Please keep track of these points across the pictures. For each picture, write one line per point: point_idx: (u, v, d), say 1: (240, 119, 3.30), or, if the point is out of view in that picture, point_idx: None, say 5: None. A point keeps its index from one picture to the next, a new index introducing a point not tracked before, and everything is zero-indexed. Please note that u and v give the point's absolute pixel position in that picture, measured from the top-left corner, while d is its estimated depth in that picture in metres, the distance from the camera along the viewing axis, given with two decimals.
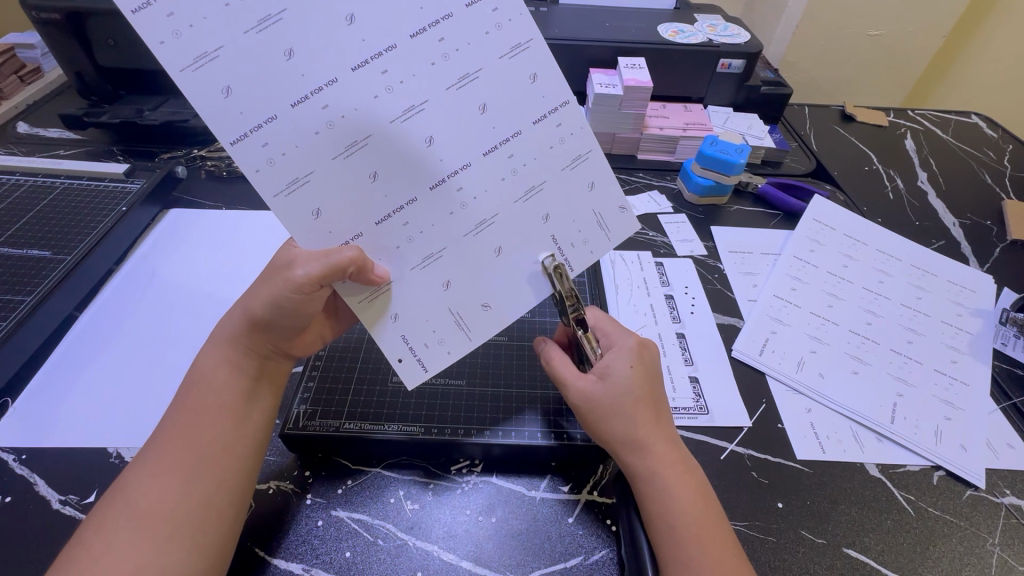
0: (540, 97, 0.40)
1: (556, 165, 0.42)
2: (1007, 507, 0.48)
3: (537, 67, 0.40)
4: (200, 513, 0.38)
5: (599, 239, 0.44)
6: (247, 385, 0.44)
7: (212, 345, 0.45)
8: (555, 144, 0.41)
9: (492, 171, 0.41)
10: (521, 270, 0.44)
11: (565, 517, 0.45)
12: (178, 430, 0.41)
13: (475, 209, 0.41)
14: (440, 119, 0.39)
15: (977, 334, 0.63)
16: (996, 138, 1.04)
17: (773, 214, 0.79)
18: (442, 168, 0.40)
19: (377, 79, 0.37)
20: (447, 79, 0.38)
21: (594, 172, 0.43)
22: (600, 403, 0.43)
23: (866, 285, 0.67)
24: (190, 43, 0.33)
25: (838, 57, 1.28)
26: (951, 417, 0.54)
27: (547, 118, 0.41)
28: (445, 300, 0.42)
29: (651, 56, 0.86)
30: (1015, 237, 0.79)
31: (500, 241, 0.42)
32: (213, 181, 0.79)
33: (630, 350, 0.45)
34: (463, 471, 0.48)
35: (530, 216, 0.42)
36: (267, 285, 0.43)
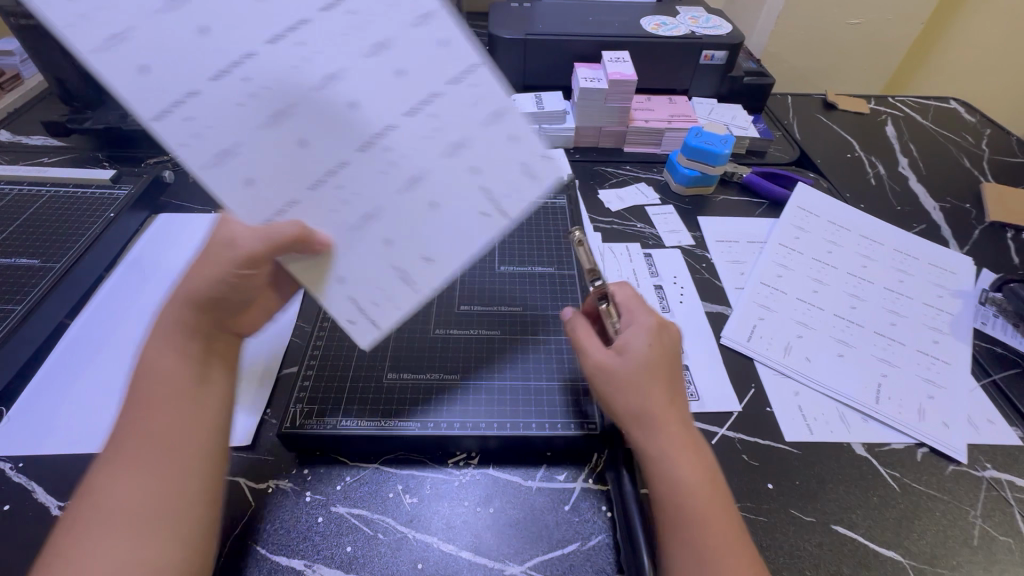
0: (450, 53, 0.37)
1: (478, 120, 0.39)
2: (988, 479, 0.50)
3: (444, 33, 0.37)
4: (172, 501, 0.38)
5: (534, 189, 0.41)
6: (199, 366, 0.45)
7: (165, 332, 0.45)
8: (473, 99, 0.38)
9: (416, 132, 0.39)
10: (462, 231, 0.41)
11: (561, 505, 0.46)
12: (139, 426, 0.40)
13: (403, 167, 0.39)
14: (357, 80, 0.37)
15: (957, 314, 0.65)
16: (975, 123, 1.06)
17: (758, 202, 0.80)
18: (367, 129, 0.38)
19: (290, 48, 0.36)
20: (357, 43, 0.36)
21: (518, 123, 0.39)
22: (617, 375, 0.45)
23: (849, 270, 0.69)
24: (101, 25, 0.32)
25: (819, 47, 1.30)
26: (934, 395, 0.56)
27: (461, 75, 0.38)
28: (387, 258, 0.41)
29: (635, 50, 0.87)
30: (994, 218, 0.81)
31: (432, 196, 0.40)
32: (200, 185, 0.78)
33: (647, 327, 0.48)
34: (461, 464, 0.49)
35: (461, 172, 0.40)
36: (209, 264, 0.44)
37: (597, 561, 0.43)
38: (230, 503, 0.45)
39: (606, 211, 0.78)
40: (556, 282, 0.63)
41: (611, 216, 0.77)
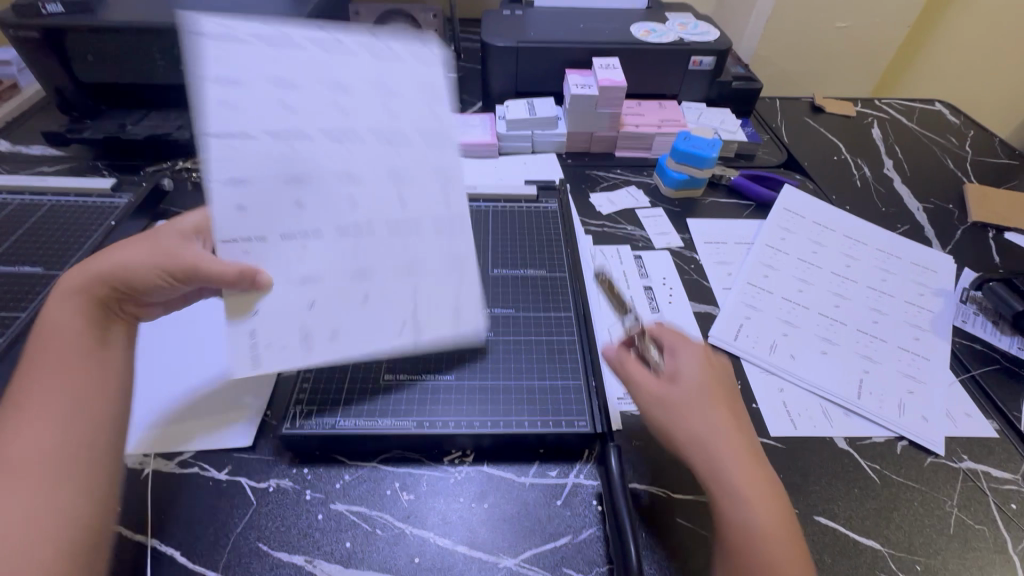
0: (442, 185, 0.47)
1: (441, 248, 0.46)
2: (965, 471, 0.52)
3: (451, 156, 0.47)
4: (54, 482, 0.36)
5: (465, 315, 0.46)
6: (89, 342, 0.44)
7: (57, 312, 0.44)
8: (441, 231, 0.46)
9: (384, 234, 0.45)
10: (375, 335, 0.43)
11: (553, 500, 0.48)
12: (41, 383, 0.40)
13: (358, 260, 0.44)
14: (365, 175, 0.44)
15: (938, 312, 0.67)
16: (959, 124, 1.09)
17: (746, 204, 0.82)
18: (348, 217, 0.44)
19: (327, 137, 0.43)
20: (378, 150, 0.45)
21: (468, 258, 0.47)
22: (675, 403, 0.46)
23: (833, 269, 0.71)
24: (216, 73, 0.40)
25: (807, 50, 1.32)
26: (914, 390, 0.58)
27: (444, 207, 0.47)
28: (301, 317, 0.42)
29: (625, 56, 0.89)
30: (976, 218, 0.83)
31: (364, 290, 0.44)
32: (199, 192, 0.80)
33: (697, 352, 0.49)
34: (456, 462, 0.50)
35: (404, 285, 0.45)
36: (142, 252, 0.47)
37: (588, 553, 0.45)
38: (233, 501, 0.47)
39: (597, 214, 0.79)
40: (547, 284, 0.65)
41: (602, 219, 0.79)
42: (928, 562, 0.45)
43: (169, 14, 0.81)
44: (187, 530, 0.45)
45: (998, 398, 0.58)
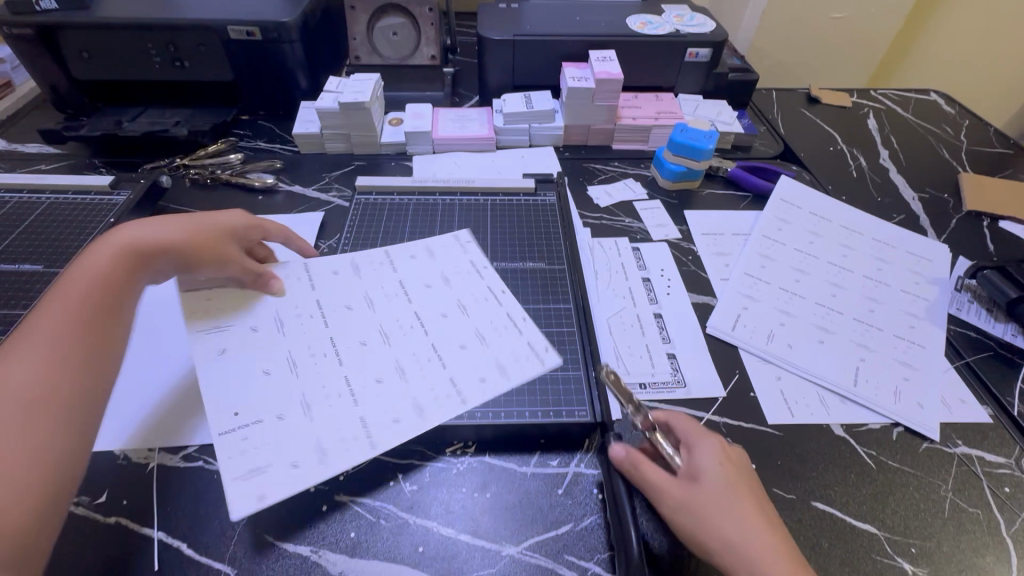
0: (426, 400, 0.50)
1: (351, 405, 0.49)
2: (960, 455, 0.53)
3: (484, 378, 0.52)
4: (53, 421, 0.39)
5: (311, 470, 0.44)
6: (106, 303, 0.46)
7: (91, 265, 0.47)
8: (387, 416, 0.48)
9: (349, 380, 0.51)
10: (233, 394, 0.48)
11: (554, 489, 0.49)
12: (67, 323, 0.43)
13: (302, 376, 0.51)
14: (422, 311, 0.58)
15: (934, 300, 0.67)
16: (954, 114, 1.09)
17: (743, 195, 0.83)
18: (352, 345, 0.54)
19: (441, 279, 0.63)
20: (449, 310, 0.59)
21: (356, 443, 0.46)
22: (699, 507, 0.41)
23: (830, 259, 0.72)
24: (434, 245, 0.67)
25: (803, 41, 1.32)
26: (909, 377, 0.59)
27: (393, 411, 0.49)
28: (247, 325, 0.54)
29: (621, 48, 0.89)
30: (971, 207, 0.83)
31: (275, 371, 0.51)
32: (197, 189, 0.80)
33: (713, 448, 0.44)
34: (458, 453, 0.51)
35: (295, 403, 0.48)
36: (190, 229, 0.54)
37: (589, 540, 0.45)
38: None
39: (595, 207, 0.80)
40: (546, 277, 0.65)
41: (600, 212, 0.79)
42: (923, 545, 0.46)
43: (164, 11, 0.81)
44: (194, 522, 0.45)
45: (992, 384, 0.59)
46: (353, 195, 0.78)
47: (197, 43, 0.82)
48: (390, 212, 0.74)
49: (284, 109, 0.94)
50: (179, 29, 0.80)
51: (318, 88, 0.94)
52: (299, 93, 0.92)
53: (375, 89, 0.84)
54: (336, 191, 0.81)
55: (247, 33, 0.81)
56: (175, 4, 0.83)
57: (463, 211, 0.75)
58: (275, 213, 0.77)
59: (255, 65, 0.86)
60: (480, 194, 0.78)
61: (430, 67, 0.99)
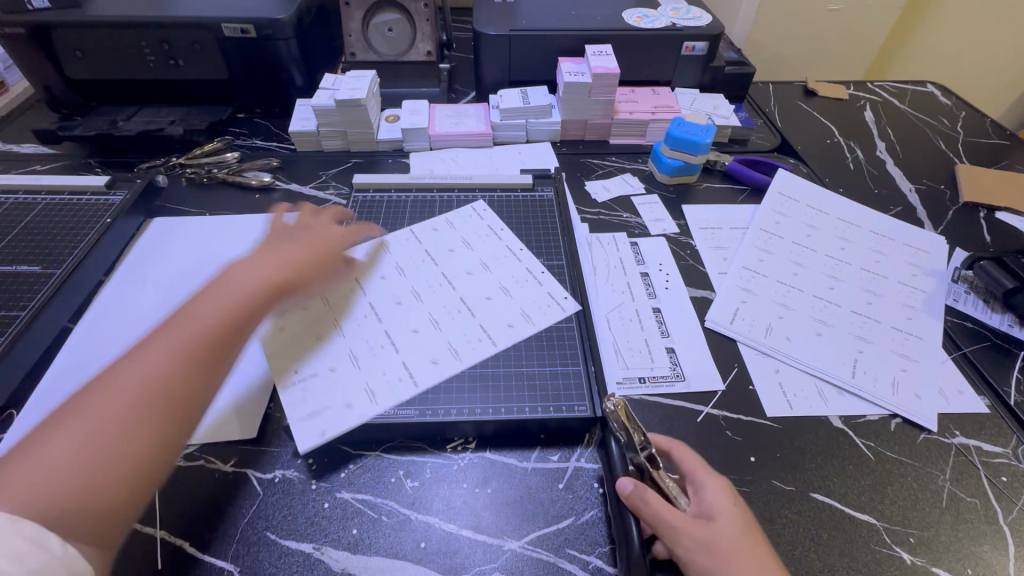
0: (466, 344, 0.56)
1: (396, 355, 0.55)
2: (957, 446, 0.53)
3: (514, 325, 0.58)
4: (122, 443, 0.37)
5: (364, 404, 0.50)
6: (248, 310, 0.47)
7: (244, 273, 0.49)
8: (425, 360, 0.54)
9: (390, 332, 0.57)
10: (291, 356, 0.54)
11: (555, 483, 0.49)
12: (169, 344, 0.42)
13: (348, 331, 0.57)
14: (453, 274, 0.64)
15: (931, 292, 0.68)
16: (950, 105, 1.09)
17: (740, 189, 0.83)
18: (389, 304, 0.60)
19: (461, 247, 0.68)
20: (475, 273, 0.64)
21: (404, 385, 0.52)
22: (718, 548, 0.40)
23: (828, 252, 0.72)
24: (449, 219, 0.72)
25: (800, 33, 1.32)
26: (907, 369, 0.59)
27: (434, 356, 0.55)
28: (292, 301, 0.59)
29: (618, 42, 0.88)
30: (967, 199, 0.84)
31: (326, 331, 0.57)
32: (194, 188, 0.79)
33: (719, 486, 0.44)
34: (459, 449, 0.51)
35: (348, 354, 0.55)
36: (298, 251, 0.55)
37: (590, 534, 0.45)
38: (240, 492, 0.47)
39: (593, 203, 0.80)
40: (545, 271, 0.65)
41: (598, 207, 0.79)
42: (922, 535, 0.46)
43: (158, 9, 0.80)
44: (196, 521, 0.45)
45: (989, 375, 0.59)
46: (350, 193, 0.78)
47: (191, 41, 0.82)
48: (388, 210, 0.74)
49: (280, 107, 0.94)
50: (173, 27, 0.79)
51: (314, 86, 0.94)
52: (295, 90, 0.92)
53: (371, 86, 0.84)
54: (334, 189, 0.81)
55: (243, 30, 0.80)
56: (168, 2, 0.82)
57: (462, 208, 0.75)
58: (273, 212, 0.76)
59: (251, 62, 0.86)
60: (479, 190, 0.78)
61: (426, 63, 0.98)
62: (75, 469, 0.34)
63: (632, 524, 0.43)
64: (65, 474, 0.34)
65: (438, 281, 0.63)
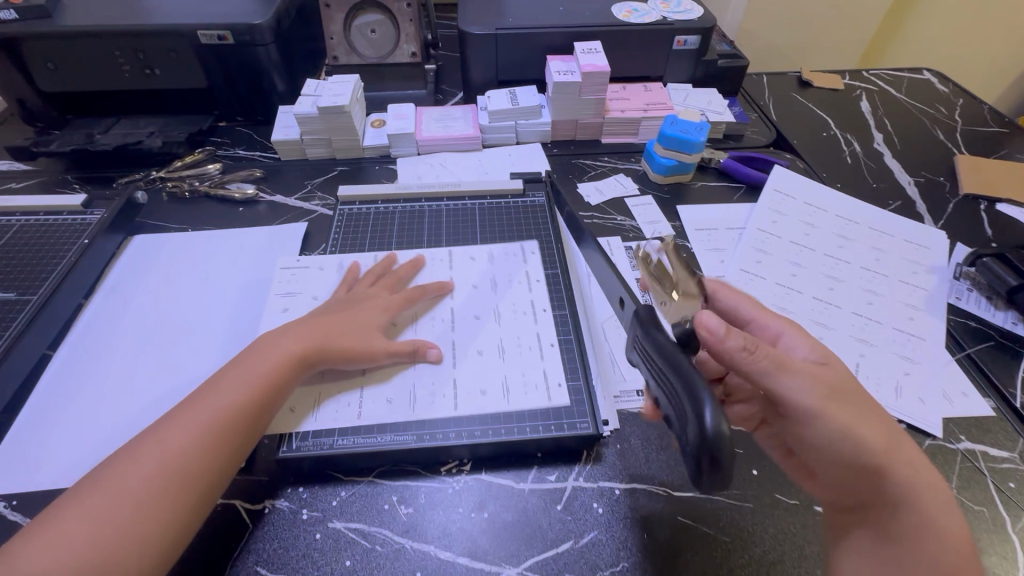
0: (434, 374, 0.54)
1: (359, 382, 0.53)
2: (963, 452, 0.52)
3: (487, 393, 0.52)
4: (131, 528, 0.37)
5: (310, 421, 0.50)
6: (269, 389, 0.46)
7: (277, 344, 0.49)
8: (387, 395, 0.52)
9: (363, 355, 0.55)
10: None
11: (553, 505, 0.47)
12: (184, 424, 0.42)
13: None
14: (467, 306, 0.61)
15: (932, 290, 0.66)
16: (948, 93, 1.07)
17: (736, 187, 0.81)
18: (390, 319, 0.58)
19: (486, 282, 0.63)
20: (487, 319, 0.59)
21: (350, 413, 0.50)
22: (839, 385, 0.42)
23: (827, 252, 0.70)
24: (496, 253, 0.67)
25: (793, 21, 1.30)
26: (910, 372, 0.58)
27: (396, 388, 0.52)
28: (310, 294, 0.62)
29: (607, 38, 0.86)
30: (967, 190, 0.82)
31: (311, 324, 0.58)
32: (176, 203, 0.77)
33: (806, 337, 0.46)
34: (453, 472, 0.50)
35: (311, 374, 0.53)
36: (336, 323, 0.52)
37: (590, 557, 0.44)
38: (227, 526, 0.46)
39: (586, 206, 0.78)
40: (549, 304, 0.61)
41: (591, 210, 0.77)
42: None
43: (132, 17, 0.78)
44: (182, 558, 0.44)
45: (994, 376, 0.58)
46: (336, 203, 0.76)
47: (167, 49, 0.79)
48: (375, 221, 0.72)
49: (263, 114, 0.91)
50: (148, 35, 0.77)
51: (296, 91, 0.91)
52: (277, 96, 0.89)
53: (355, 90, 0.81)
54: (319, 200, 0.78)
55: (219, 37, 0.78)
56: (141, 10, 0.80)
57: (451, 218, 0.73)
58: (258, 226, 0.74)
59: (230, 69, 0.83)
60: (469, 197, 0.76)
61: (411, 64, 0.96)
62: (78, 551, 0.36)
63: (708, 411, 0.31)
64: (66, 556, 0.35)
65: (442, 313, 0.60)
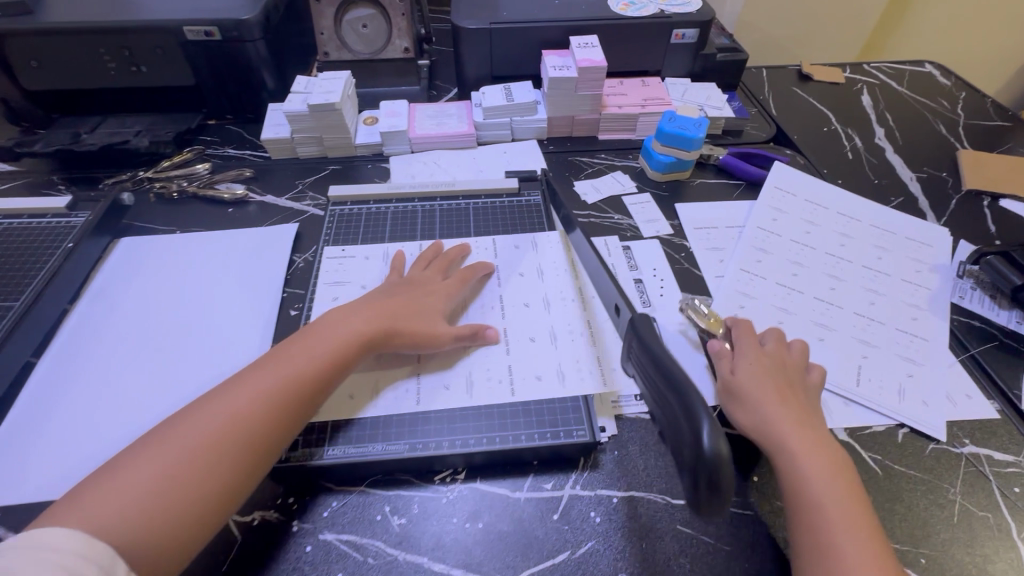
0: (488, 359, 0.55)
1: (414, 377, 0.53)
2: (967, 456, 0.51)
3: (538, 379, 0.53)
4: (195, 479, 0.39)
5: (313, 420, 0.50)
6: (329, 365, 0.48)
7: (342, 324, 0.51)
8: (445, 389, 0.53)
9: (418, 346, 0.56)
10: None
11: (550, 514, 0.46)
12: (250, 389, 0.45)
13: None
14: (517, 291, 0.62)
15: (935, 289, 0.65)
16: (950, 86, 1.05)
17: (736, 184, 0.80)
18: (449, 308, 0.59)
19: (534, 271, 0.64)
20: (535, 307, 0.60)
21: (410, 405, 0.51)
22: (742, 394, 0.50)
23: (828, 250, 0.69)
24: (547, 242, 0.68)
25: (793, 13, 1.28)
26: (913, 374, 0.57)
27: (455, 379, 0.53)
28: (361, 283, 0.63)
29: (604, 32, 0.84)
30: (970, 186, 0.81)
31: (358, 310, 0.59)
32: (163, 204, 0.75)
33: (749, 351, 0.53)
34: (448, 480, 0.49)
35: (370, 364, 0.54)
36: (401, 305, 0.54)
37: (589, 567, 0.43)
38: (215, 539, 0.44)
39: (582, 204, 0.76)
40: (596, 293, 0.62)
41: (588, 209, 0.76)
42: (933, 554, 0.44)
43: (116, 14, 0.76)
44: None
45: (998, 377, 0.57)
46: (327, 204, 0.75)
47: (154, 45, 0.77)
48: (367, 222, 0.71)
49: (253, 112, 0.90)
50: (133, 31, 0.75)
51: (287, 88, 0.89)
52: (266, 94, 0.87)
53: (346, 87, 0.80)
54: (310, 199, 0.77)
55: (206, 33, 0.76)
56: (126, 6, 0.78)
57: (445, 218, 0.71)
58: (248, 227, 0.73)
59: (218, 66, 0.81)
60: (463, 197, 0.74)
61: (404, 60, 0.94)
62: (119, 510, 0.37)
63: (706, 426, 0.31)
64: (109, 513, 0.36)
65: (490, 300, 0.61)
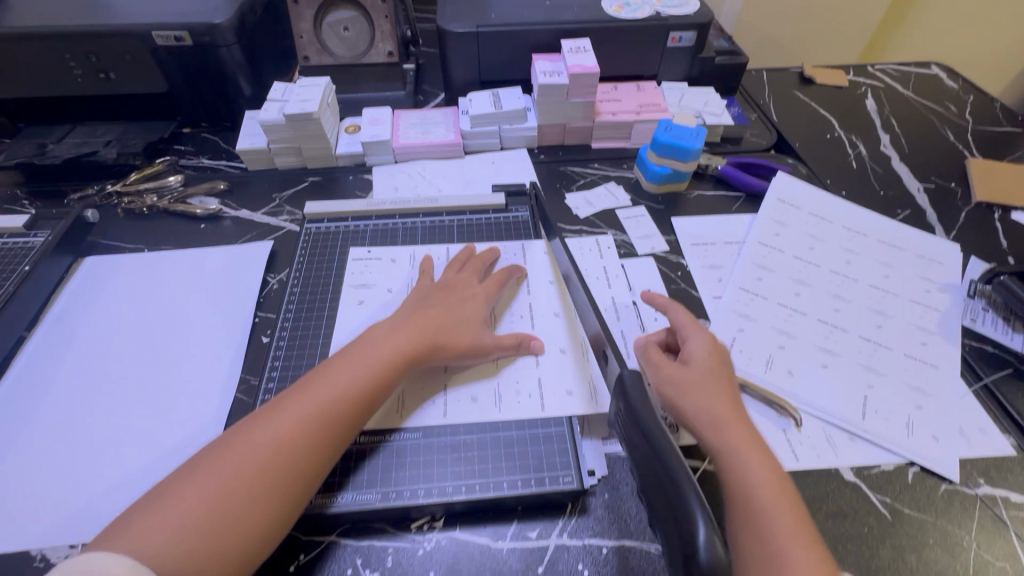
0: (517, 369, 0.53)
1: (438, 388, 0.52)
2: (982, 497, 0.48)
3: (570, 393, 0.51)
4: (241, 508, 0.38)
5: None
6: (376, 383, 0.46)
7: (386, 340, 0.49)
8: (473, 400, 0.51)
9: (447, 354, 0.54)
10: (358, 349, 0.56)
11: (534, 567, 0.43)
12: (295, 410, 0.43)
13: None
14: (546, 299, 0.60)
15: (946, 312, 0.62)
16: (957, 89, 1.02)
17: (735, 196, 0.76)
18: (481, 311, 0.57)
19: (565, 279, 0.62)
20: (565, 317, 0.58)
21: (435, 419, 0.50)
22: (686, 382, 0.46)
23: (834, 267, 0.66)
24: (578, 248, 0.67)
25: (794, 12, 1.24)
26: (922, 406, 0.53)
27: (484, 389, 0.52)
28: (388, 287, 0.62)
29: (597, 36, 0.80)
30: (980, 198, 0.77)
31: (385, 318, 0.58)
32: (132, 220, 0.72)
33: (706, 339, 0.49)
34: (424, 529, 0.45)
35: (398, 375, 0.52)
36: (444, 316, 0.52)
37: None
38: None
39: (574, 219, 0.73)
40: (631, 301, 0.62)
41: (579, 224, 0.72)
42: None
43: (81, 19, 0.72)
44: None
45: (1014, 409, 0.54)
46: (304, 219, 0.71)
47: (122, 51, 0.72)
48: (346, 241, 0.67)
49: (230, 119, 0.85)
50: (99, 36, 0.70)
51: (264, 94, 0.85)
52: (243, 101, 0.83)
53: (326, 94, 0.76)
54: (287, 214, 0.73)
55: (176, 37, 0.72)
56: (92, 10, 0.73)
57: (428, 236, 0.68)
58: (221, 244, 0.69)
59: (191, 72, 0.77)
60: (447, 213, 0.71)
61: (388, 65, 0.90)
62: (171, 539, 0.35)
63: (702, 532, 0.28)
64: (156, 544, 0.35)
65: (521, 309, 0.59)
